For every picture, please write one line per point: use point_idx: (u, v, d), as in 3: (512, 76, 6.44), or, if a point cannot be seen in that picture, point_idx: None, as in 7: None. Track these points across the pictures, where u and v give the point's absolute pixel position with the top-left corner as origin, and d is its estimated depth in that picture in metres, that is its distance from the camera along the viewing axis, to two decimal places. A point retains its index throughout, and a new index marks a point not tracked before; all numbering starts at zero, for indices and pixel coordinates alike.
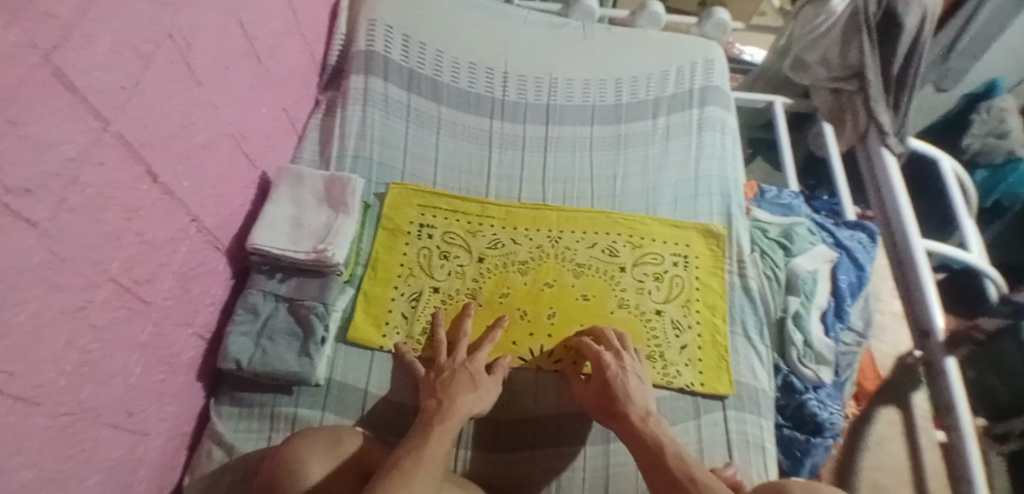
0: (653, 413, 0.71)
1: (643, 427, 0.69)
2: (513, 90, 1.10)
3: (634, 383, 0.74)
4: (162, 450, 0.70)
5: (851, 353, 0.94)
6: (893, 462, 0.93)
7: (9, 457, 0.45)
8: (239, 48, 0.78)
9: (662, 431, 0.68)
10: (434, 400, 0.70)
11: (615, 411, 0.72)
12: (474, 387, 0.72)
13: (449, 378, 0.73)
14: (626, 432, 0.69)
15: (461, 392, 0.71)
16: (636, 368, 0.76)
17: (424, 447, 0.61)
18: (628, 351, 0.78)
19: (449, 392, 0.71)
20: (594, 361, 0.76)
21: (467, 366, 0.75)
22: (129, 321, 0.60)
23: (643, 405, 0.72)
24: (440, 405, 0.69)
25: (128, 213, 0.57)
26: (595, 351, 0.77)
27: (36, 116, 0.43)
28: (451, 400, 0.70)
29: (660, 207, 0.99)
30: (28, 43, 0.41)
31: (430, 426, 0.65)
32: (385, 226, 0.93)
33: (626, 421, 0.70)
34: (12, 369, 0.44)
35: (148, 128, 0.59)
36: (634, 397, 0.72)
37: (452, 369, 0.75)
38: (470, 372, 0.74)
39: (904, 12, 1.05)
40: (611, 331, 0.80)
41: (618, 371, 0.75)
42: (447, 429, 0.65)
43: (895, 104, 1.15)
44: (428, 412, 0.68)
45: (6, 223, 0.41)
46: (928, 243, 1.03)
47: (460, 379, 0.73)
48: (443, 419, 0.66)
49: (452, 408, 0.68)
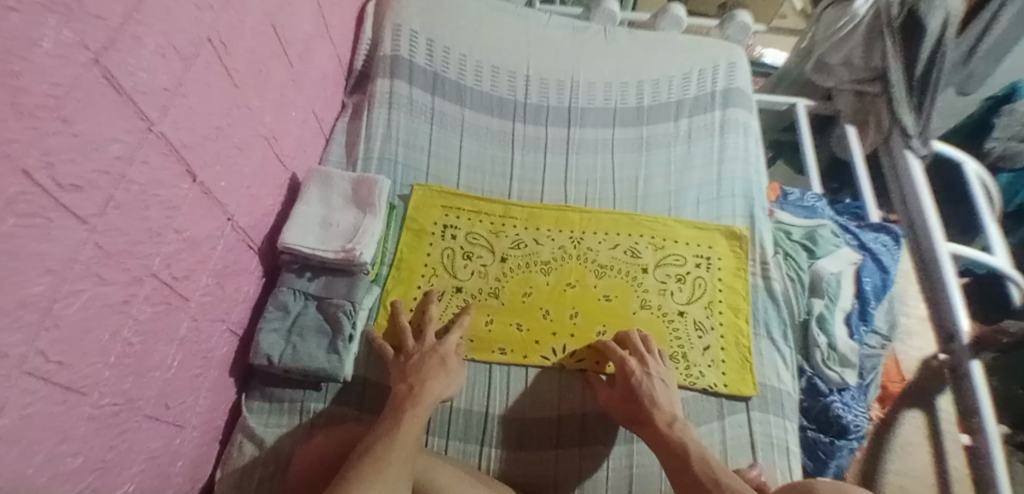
0: (679, 418, 0.71)
1: (670, 433, 0.69)
2: (535, 93, 1.11)
3: (660, 388, 0.74)
4: (198, 442, 0.72)
5: (876, 356, 0.93)
6: (918, 467, 0.94)
7: (55, 445, 0.47)
8: (273, 51, 0.80)
9: (688, 436, 0.68)
10: (405, 385, 0.72)
11: (643, 418, 0.72)
12: (444, 373, 0.75)
13: (418, 360, 0.76)
14: (653, 440, 0.70)
15: (430, 377, 0.73)
16: (661, 372, 0.77)
17: (395, 432, 0.64)
18: (652, 354, 0.79)
19: (419, 377, 0.73)
20: (619, 365, 0.77)
21: (437, 349, 0.78)
22: (168, 315, 0.61)
23: (670, 411, 0.72)
24: (410, 390, 0.71)
25: (170, 211, 0.59)
26: (620, 356, 0.77)
27: (89, 115, 0.45)
28: (422, 385, 0.72)
29: (683, 208, 0.99)
30: (79, 44, 0.43)
31: (400, 410, 0.68)
32: (410, 226, 0.94)
33: (653, 428, 0.71)
34: (59, 360, 0.46)
35: (189, 128, 0.61)
36: (661, 402, 0.73)
37: (421, 353, 0.77)
38: (440, 356, 0.77)
39: (927, 14, 1.02)
40: (636, 334, 0.81)
41: (643, 378, 0.75)
42: (417, 414, 0.68)
43: (919, 104, 1.11)
44: (399, 397, 0.70)
45: (56, 219, 0.43)
46: (955, 247, 1.02)
47: (431, 365, 0.75)
48: (414, 404, 0.69)
49: (422, 392, 0.71)
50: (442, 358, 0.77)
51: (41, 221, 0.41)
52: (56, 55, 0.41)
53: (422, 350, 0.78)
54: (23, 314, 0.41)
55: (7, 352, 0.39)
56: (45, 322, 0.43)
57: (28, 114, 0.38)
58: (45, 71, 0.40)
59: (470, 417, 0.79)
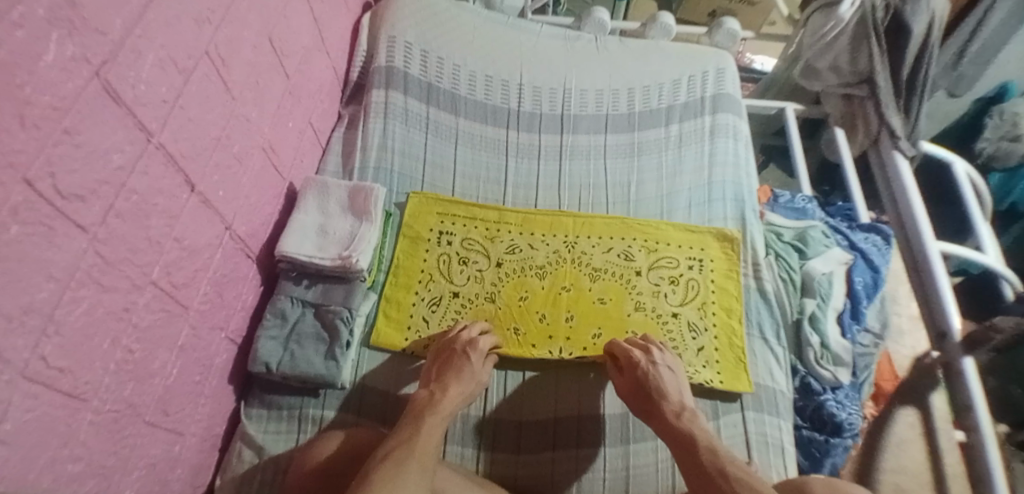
0: (687, 408, 0.73)
1: (678, 422, 0.71)
2: (528, 102, 1.13)
3: (666, 377, 0.76)
4: (197, 449, 0.73)
5: (868, 355, 0.93)
6: (913, 464, 0.93)
7: (58, 448, 0.48)
8: (269, 63, 0.82)
9: (696, 426, 0.70)
10: (427, 391, 0.74)
11: (653, 410, 0.74)
12: (469, 375, 0.76)
13: (446, 360, 0.78)
14: (662, 429, 0.72)
15: (452, 382, 0.75)
16: (666, 361, 0.78)
17: (416, 439, 0.64)
18: (655, 346, 0.80)
19: (440, 383, 0.75)
20: (624, 358, 0.78)
21: (468, 352, 0.78)
22: (168, 323, 0.62)
23: (678, 401, 0.74)
24: (431, 397, 0.73)
25: (169, 220, 0.60)
26: (625, 350, 0.79)
27: (92, 126, 0.47)
28: (443, 393, 0.73)
29: (675, 211, 1.01)
30: (82, 58, 0.45)
31: (420, 416, 0.69)
32: (406, 233, 0.96)
33: (661, 418, 0.72)
34: (61, 366, 0.47)
35: (188, 139, 0.63)
36: (668, 393, 0.74)
37: (451, 352, 0.79)
38: (464, 353, 0.78)
39: (913, 20, 1.07)
40: (638, 335, 0.83)
41: (649, 368, 0.76)
42: (437, 421, 0.69)
43: (906, 108, 1.16)
44: (420, 403, 0.72)
45: (59, 227, 0.44)
46: (946, 246, 1.03)
47: (458, 368, 0.76)
48: (434, 411, 0.70)
49: (442, 400, 0.72)
50: (472, 362, 0.77)
51: (44, 228, 0.43)
52: (60, 68, 0.42)
53: (456, 346, 0.79)
54: (28, 320, 0.42)
55: (11, 356, 0.40)
56: (48, 328, 0.44)
57: (30, 125, 0.40)
58: (49, 84, 0.41)
59: (467, 422, 0.80)
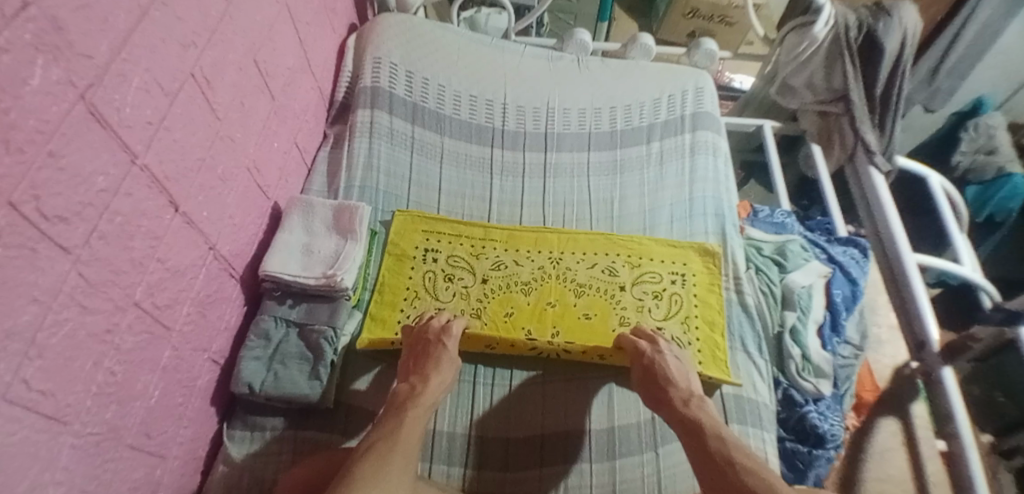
0: (695, 395, 0.74)
1: (688, 409, 0.72)
2: (512, 120, 1.15)
3: (674, 366, 0.78)
4: (180, 472, 0.72)
5: (849, 366, 0.96)
6: (896, 472, 0.92)
7: (38, 473, 0.47)
8: (255, 84, 0.83)
9: (704, 412, 0.71)
10: (406, 384, 0.75)
11: (662, 398, 0.75)
12: (446, 361, 0.77)
13: (421, 351, 0.79)
14: (672, 416, 0.73)
15: (432, 372, 0.75)
16: (673, 351, 0.80)
17: (398, 433, 0.66)
18: (662, 338, 0.82)
19: (421, 375, 0.75)
20: (633, 350, 0.80)
21: (442, 339, 0.79)
22: (151, 344, 0.62)
23: (687, 389, 0.75)
24: (412, 389, 0.73)
25: (152, 241, 0.61)
26: (632, 341, 0.81)
27: (76, 149, 0.47)
28: (423, 384, 0.74)
29: (657, 227, 1.03)
30: (67, 81, 0.46)
31: (402, 411, 0.70)
32: (392, 251, 0.96)
33: (671, 405, 0.74)
34: (43, 389, 0.46)
35: (173, 160, 0.63)
36: (676, 380, 0.76)
37: (427, 344, 0.79)
38: (441, 342, 0.79)
39: (885, 36, 1.10)
40: (645, 326, 0.85)
41: (656, 356, 0.78)
42: (419, 413, 0.70)
43: (881, 124, 1.20)
44: (401, 396, 0.73)
45: (43, 249, 0.45)
46: (924, 258, 1.05)
47: (435, 357, 0.77)
48: (415, 404, 0.71)
49: (422, 392, 0.72)
50: (447, 348, 0.78)
51: (26, 252, 0.43)
52: (45, 92, 0.43)
53: (430, 336, 0.80)
54: (10, 343, 0.42)
55: None
56: (30, 351, 0.44)
57: (16, 148, 0.40)
58: (35, 108, 0.42)
59: (453, 439, 0.80)
